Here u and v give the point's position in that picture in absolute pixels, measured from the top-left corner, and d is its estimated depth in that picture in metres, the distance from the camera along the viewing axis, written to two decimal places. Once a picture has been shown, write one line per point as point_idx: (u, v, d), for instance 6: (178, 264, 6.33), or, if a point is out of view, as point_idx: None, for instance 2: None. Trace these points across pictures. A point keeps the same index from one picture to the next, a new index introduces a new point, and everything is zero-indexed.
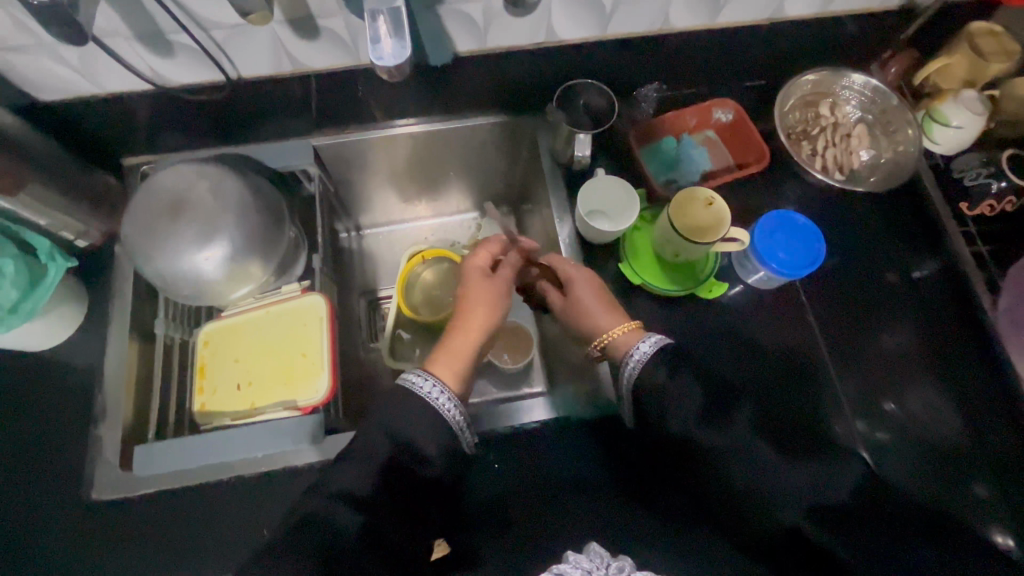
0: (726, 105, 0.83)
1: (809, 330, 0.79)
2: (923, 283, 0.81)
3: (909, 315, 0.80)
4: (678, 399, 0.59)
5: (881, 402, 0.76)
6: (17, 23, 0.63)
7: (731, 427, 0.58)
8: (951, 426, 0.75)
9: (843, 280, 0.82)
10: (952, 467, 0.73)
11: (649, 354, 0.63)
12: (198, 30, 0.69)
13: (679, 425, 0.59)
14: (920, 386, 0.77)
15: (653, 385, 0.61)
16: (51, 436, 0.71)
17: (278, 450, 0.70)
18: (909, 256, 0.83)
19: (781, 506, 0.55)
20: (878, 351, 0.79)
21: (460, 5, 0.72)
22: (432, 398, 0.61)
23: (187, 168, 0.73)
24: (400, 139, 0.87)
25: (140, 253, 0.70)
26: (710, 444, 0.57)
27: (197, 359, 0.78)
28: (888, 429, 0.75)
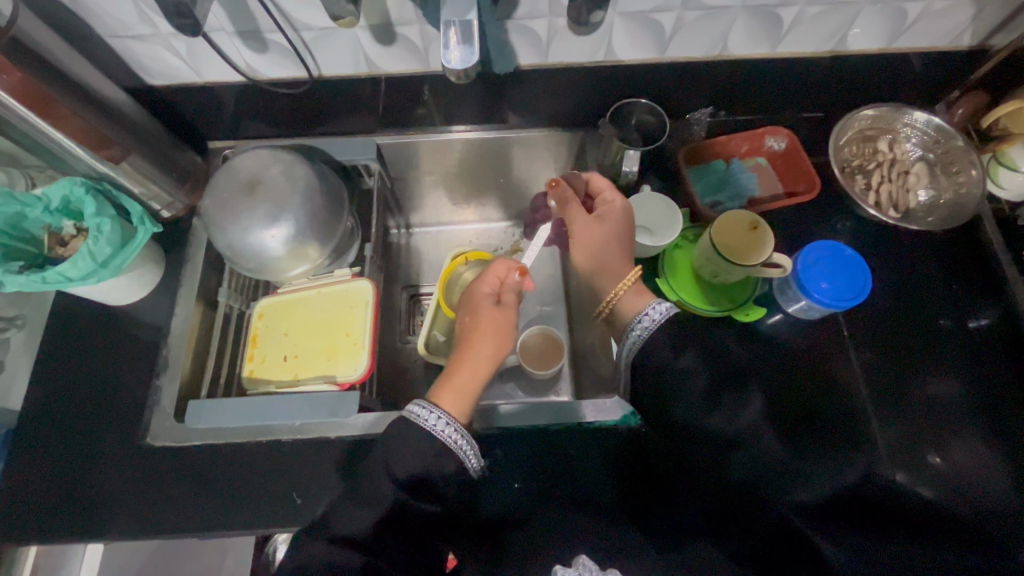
0: (780, 134, 0.84)
1: (852, 369, 0.76)
2: (979, 334, 0.78)
3: (958, 364, 0.77)
4: (684, 382, 0.61)
5: (925, 456, 0.72)
6: (140, 13, 0.71)
7: (736, 416, 0.60)
8: (999, 485, 0.70)
9: (891, 321, 0.80)
10: (1000, 523, 0.68)
11: (659, 320, 0.65)
12: (291, 30, 0.75)
13: (682, 409, 0.61)
14: (967, 440, 0.73)
15: (658, 361, 0.63)
16: (117, 382, 0.79)
17: (315, 421, 0.74)
18: (966, 305, 0.80)
19: (776, 494, 0.58)
20: (922, 396, 0.75)
21: (527, 20, 0.75)
22: (442, 433, 0.61)
23: (265, 153, 0.81)
24: (456, 144, 0.92)
25: (215, 225, 0.77)
26: (715, 429, 0.60)
27: (251, 329, 0.85)
28: (932, 483, 0.70)
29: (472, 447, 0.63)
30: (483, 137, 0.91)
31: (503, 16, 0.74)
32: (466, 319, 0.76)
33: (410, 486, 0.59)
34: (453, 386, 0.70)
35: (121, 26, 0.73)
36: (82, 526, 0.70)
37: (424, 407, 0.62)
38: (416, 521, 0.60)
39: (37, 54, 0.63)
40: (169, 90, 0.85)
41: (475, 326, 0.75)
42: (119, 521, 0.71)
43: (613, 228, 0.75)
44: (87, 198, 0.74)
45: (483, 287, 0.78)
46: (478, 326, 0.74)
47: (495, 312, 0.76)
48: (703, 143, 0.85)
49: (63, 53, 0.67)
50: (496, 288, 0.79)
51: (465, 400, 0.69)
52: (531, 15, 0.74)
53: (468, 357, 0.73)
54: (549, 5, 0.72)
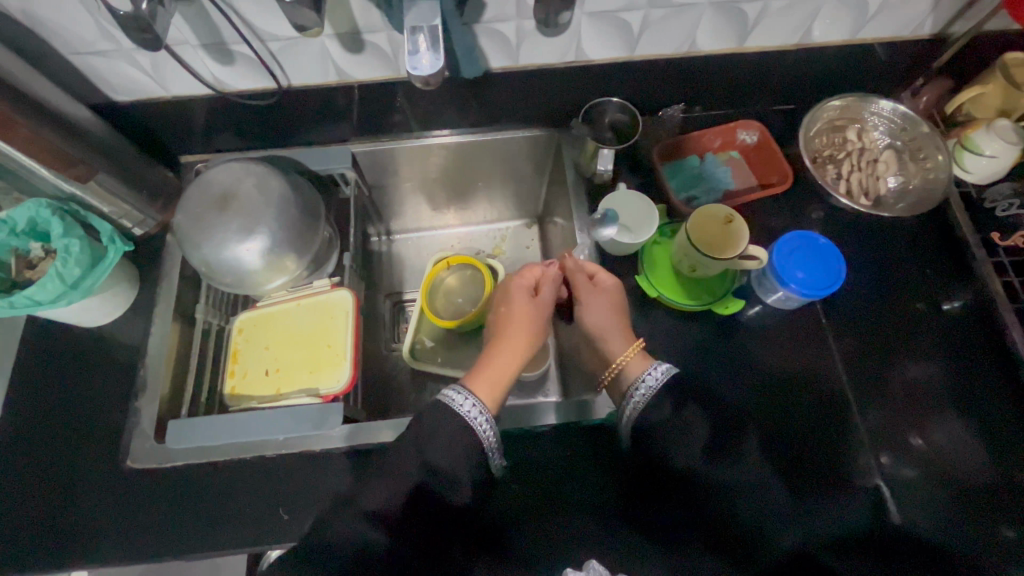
0: (752, 127, 0.85)
1: (831, 359, 0.78)
2: (952, 316, 0.80)
3: (936, 348, 0.78)
4: (684, 433, 0.63)
5: (906, 438, 0.73)
6: (101, 28, 0.70)
7: (737, 466, 0.62)
8: (980, 463, 0.72)
9: (867, 307, 0.81)
10: (979, 505, 0.70)
11: (658, 385, 0.66)
12: (256, 41, 0.73)
13: (685, 462, 0.63)
14: (946, 420, 0.74)
15: (656, 420, 0.64)
16: (95, 406, 0.77)
17: (299, 434, 0.73)
18: (939, 287, 0.82)
19: (780, 530, 0.61)
20: (903, 380, 0.77)
21: (495, 24, 0.74)
22: (470, 416, 0.64)
23: (237, 166, 0.80)
24: (437, 150, 0.93)
25: (189, 240, 0.76)
26: (716, 480, 0.62)
27: (232, 345, 0.84)
28: (914, 464, 0.72)
29: (496, 437, 0.65)
30: (461, 142, 0.91)
31: (471, 21, 0.73)
32: (501, 309, 0.79)
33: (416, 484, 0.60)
34: (488, 373, 0.72)
35: (82, 42, 0.72)
36: (64, 554, 0.69)
37: (458, 393, 0.65)
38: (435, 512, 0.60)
39: None
40: (134, 105, 0.83)
41: (509, 318, 0.78)
42: (102, 547, 0.69)
43: (619, 301, 0.77)
44: (53, 220, 0.72)
45: (520, 282, 0.80)
46: (511, 320, 0.77)
47: (529, 307, 0.78)
48: (676, 139, 0.86)
49: (22, 73, 0.66)
50: (532, 282, 0.81)
51: (498, 389, 0.71)
52: (499, 18, 0.73)
53: (501, 347, 0.75)
54: (517, 8, 0.72)
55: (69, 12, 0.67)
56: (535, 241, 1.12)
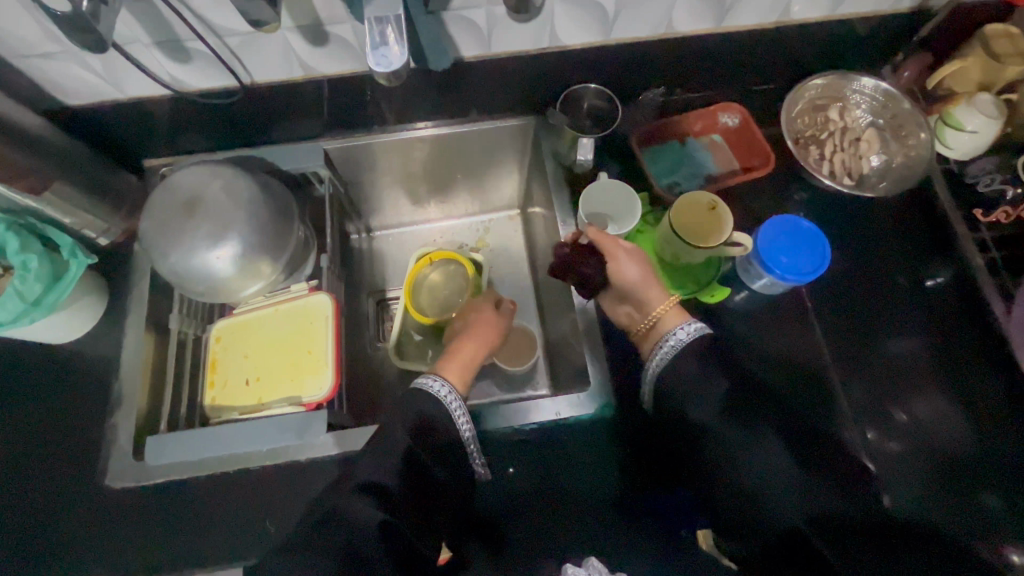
0: (733, 110, 0.83)
1: (817, 341, 0.78)
2: (934, 290, 0.80)
3: (918, 322, 0.79)
4: (702, 391, 0.61)
5: (891, 413, 0.74)
6: (44, 29, 0.65)
7: (752, 429, 0.58)
8: (962, 439, 0.73)
9: (850, 286, 0.81)
10: (960, 474, 0.71)
11: (688, 340, 0.64)
12: (212, 37, 0.68)
13: (700, 418, 0.61)
14: (930, 394, 0.75)
15: (678, 376, 0.63)
16: (70, 425, 0.74)
17: (283, 444, 0.72)
18: (921, 261, 0.82)
19: (777, 502, 0.57)
20: (887, 353, 0.77)
21: (464, 11, 0.71)
22: (444, 399, 0.67)
23: (202, 168, 0.76)
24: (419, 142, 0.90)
25: (156, 249, 0.73)
26: (726, 445, 0.59)
27: (209, 354, 0.82)
28: (900, 436, 0.73)
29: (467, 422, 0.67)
30: (440, 135, 0.89)
31: (440, 8, 0.70)
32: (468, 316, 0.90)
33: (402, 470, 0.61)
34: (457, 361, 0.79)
35: (24, 44, 0.67)
36: None
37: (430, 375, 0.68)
38: (431, 485, 0.62)
39: None
40: (85, 109, 0.78)
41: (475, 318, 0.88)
42: (86, 570, 0.68)
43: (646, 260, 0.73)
44: (8, 236, 0.68)
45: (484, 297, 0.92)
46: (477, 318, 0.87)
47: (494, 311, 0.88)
48: (658, 124, 0.84)
49: None
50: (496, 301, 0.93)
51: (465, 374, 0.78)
52: (468, 4, 0.70)
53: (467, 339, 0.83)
54: None
55: (8, 14, 0.62)
56: (519, 231, 1.10)
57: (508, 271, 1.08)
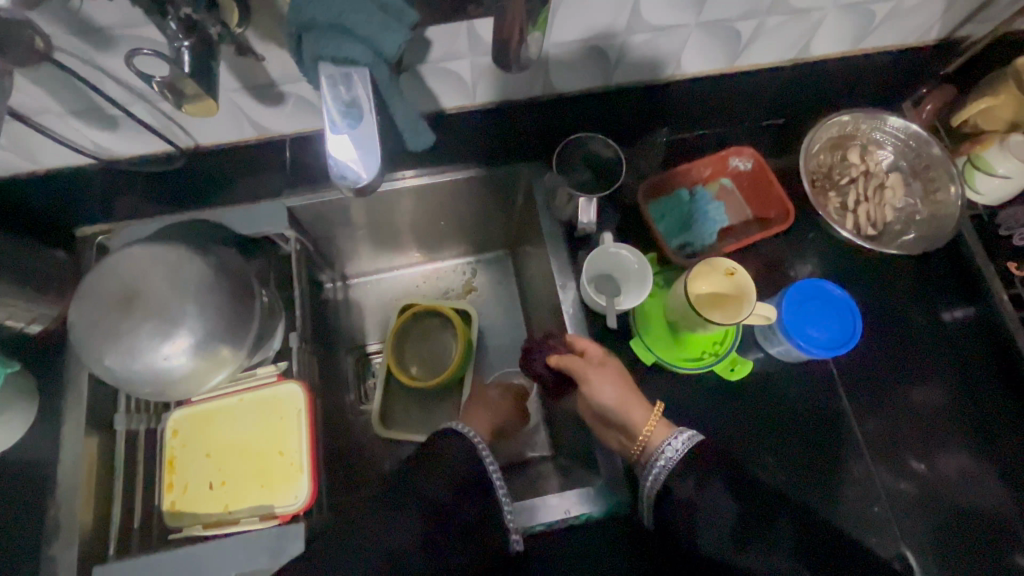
0: (745, 154, 0.74)
1: (836, 399, 0.72)
2: (955, 330, 0.75)
3: (944, 370, 0.74)
4: (711, 513, 0.58)
5: (907, 460, 0.70)
6: None
7: (767, 551, 0.56)
8: (991, 494, 0.68)
9: (871, 332, 0.76)
10: (994, 533, 0.67)
11: (679, 457, 0.61)
12: (142, 103, 0.57)
13: (711, 543, 0.57)
14: (954, 449, 0.70)
15: (681, 499, 0.59)
16: (1, 552, 0.64)
17: (255, 567, 0.62)
18: (941, 299, 0.76)
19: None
20: (909, 406, 0.72)
21: (444, 63, 0.61)
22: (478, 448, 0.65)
23: (140, 248, 0.65)
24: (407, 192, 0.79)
25: (90, 351, 0.62)
26: (747, 568, 0.56)
27: (167, 450, 0.72)
28: (915, 483, 0.69)
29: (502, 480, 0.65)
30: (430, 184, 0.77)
31: (415, 61, 0.59)
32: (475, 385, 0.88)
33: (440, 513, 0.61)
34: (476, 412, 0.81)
35: None
36: None
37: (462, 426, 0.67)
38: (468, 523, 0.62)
39: None
40: None
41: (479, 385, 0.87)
42: None
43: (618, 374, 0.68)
44: None
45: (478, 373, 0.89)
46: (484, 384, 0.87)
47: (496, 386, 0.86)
48: (664, 173, 0.75)
49: None
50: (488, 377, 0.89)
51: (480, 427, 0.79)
52: (448, 56, 0.60)
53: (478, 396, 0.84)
54: (470, 44, 0.58)
55: None
56: (511, 274, 1.01)
57: (500, 320, 0.99)
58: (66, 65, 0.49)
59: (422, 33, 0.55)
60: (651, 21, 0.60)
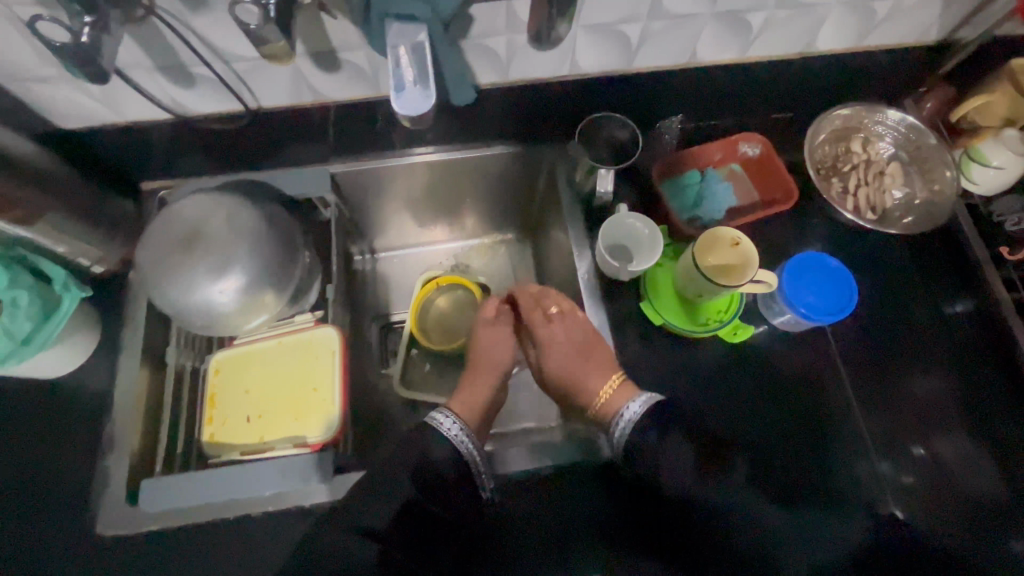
0: (753, 140, 0.81)
1: (835, 376, 0.76)
2: (957, 322, 0.79)
3: (941, 359, 0.77)
4: (672, 458, 0.60)
5: (908, 447, 0.73)
6: (39, 54, 0.61)
7: (725, 486, 0.59)
8: (987, 480, 0.71)
9: (871, 316, 0.79)
10: (989, 514, 0.69)
11: (639, 416, 0.63)
12: (219, 63, 0.65)
13: (675, 484, 0.59)
14: (953, 435, 0.73)
15: (646, 446, 0.61)
16: (59, 465, 0.71)
17: (285, 489, 0.68)
18: (941, 294, 0.80)
19: (785, 554, 0.60)
20: (912, 396, 0.75)
21: (483, 39, 0.68)
22: (456, 439, 0.65)
23: (203, 198, 0.73)
24: (419, 168, 0.87)
25: (154, 283, 0.70)
26: (709, 501, 0.59)
27: (208, 388, 0.78)
28: (914, 473, 0.72)
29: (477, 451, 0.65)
30: (444, 159, 0.85)
31: (458, 37, 0.67)
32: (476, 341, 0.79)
33: (384, 526, 0.60)
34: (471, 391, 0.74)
35: (19, 69, 0.63)
36: None
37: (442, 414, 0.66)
38: (430, 522, 0.62)
39: None
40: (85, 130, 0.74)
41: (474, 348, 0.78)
42: None
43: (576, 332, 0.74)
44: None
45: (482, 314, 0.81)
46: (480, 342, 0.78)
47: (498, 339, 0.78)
48: (677, 154, 0.82)
49: None
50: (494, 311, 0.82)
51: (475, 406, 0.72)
52: (487, 33, 0.67)
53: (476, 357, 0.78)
54: (507, 22, 0.66)
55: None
56: (529, 255, 1.07)
57: None
58: (165, 20, 0.58)
59: (467, 10, 0.63)
60: (670, 8, 0.67)
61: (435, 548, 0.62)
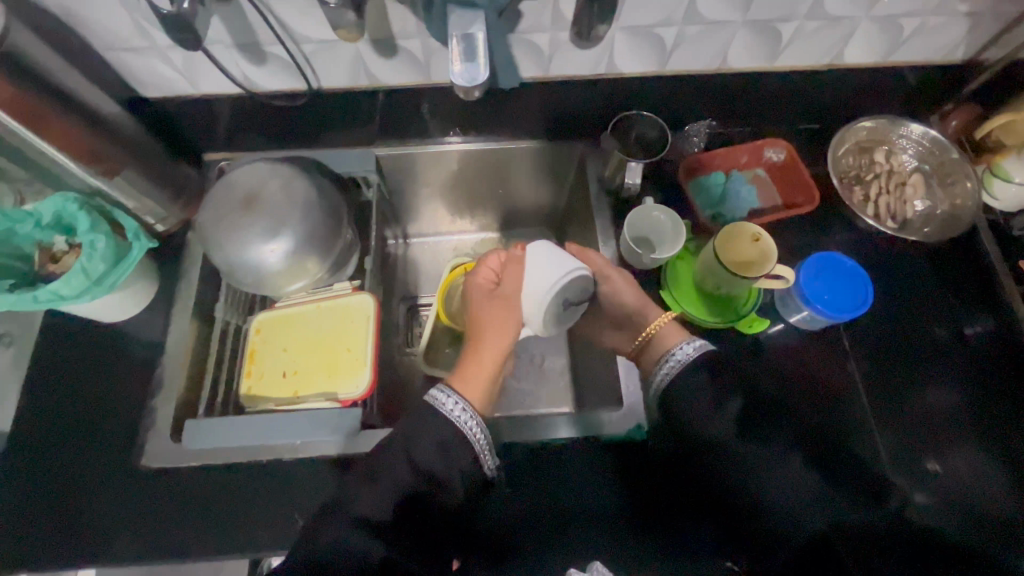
0: (779, 145, 0.85)
1: (853, 384, 0.77)
2: (977, 342, 0.79)
3: (959, 376, 0.77)
4: (714, 406, 0.64)
5: (923, 462, 0.72)
6: (136, 26, 0.69)
7: (767, 440, 0.62)
8: (1000, 490, 0.71)
9: (891, 325, 0.81)
10: (1009, 532, 0.69)
11: (690, 358, 0.67)
12: (291, 43, 0.73)
13: (712, 432, 0.63)
14: (966, 450, 0.73)
15: (688, 386, 0.66)
16: (112, 402, 0.77)
17: (316, 438, 0.73)
18: (963, 313, 0.81)
19: (813, 518, 0.59)
20: (926, 408, 0.76)
21: (529, 34, 0.74)
22: (458, 419, 0.64)
23: (262, 167, 0.80)
24: (449, 156, 0.92)
25: (213, 240, 0.76)
26: (744, 453, 0.61)
27: (249, 345, 0.83)
28: (932, 491, 0.71)
29: (485, 438, 0.65)
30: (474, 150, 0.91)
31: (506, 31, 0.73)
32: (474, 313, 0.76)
33: (386, 521, 0.59)
34: (478, 371, 0.71)
35: (116, 39, 0.71)
36: (77, 551, 0.68)
37: (446, 395, 0.65)
38: (432, 521, 0.62)
39: (30, 69, 0.60)
40: (161, 101, 0.82)
41: (476, 319, 0.75)
42: (114, 546, 0.69)
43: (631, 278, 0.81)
44: (80, 215, 0.71)
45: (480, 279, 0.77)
46: (481, 315, 0.75)
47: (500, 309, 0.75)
48: (704, 154, 0.85)
49: (52, 64, 0.63)
50: (493, 277, 0.78)
51: (484, 386, 0.71)
52: (533, 29, 0.73)
53: (480, 329, 0.75)
54: (553, 18, 0.72)
55: (105, 6, 0.66)
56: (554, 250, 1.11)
57: None
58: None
59: (518, 6, 0.69)
60: (704, 14, 0.72)
61: (436, 536, 0.62)
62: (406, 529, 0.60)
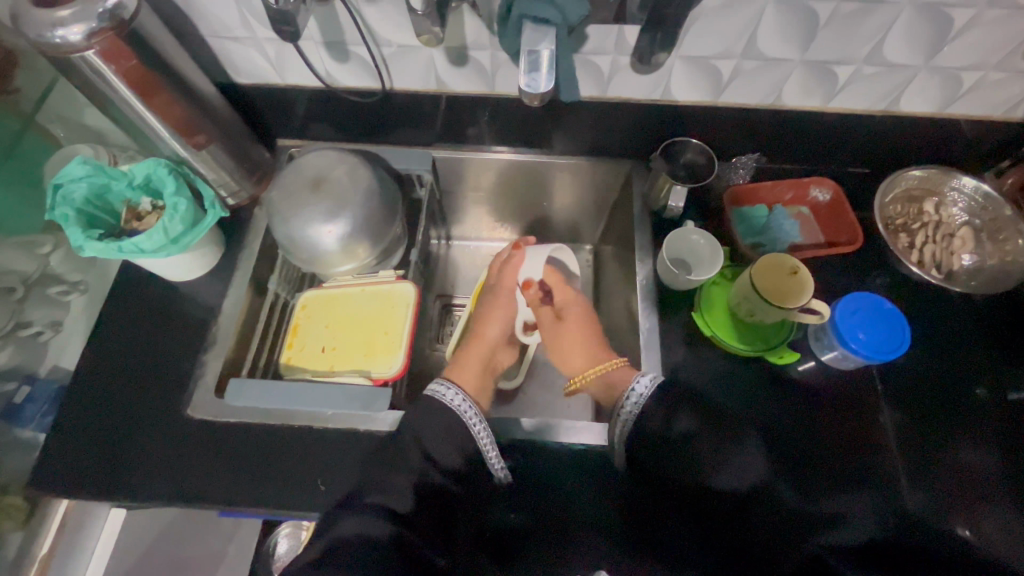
0: (826, 186, 0.86)
1: (881, 436, 0.74)
2: (1019, 408, 0.76)
3: (997, 438, 0.75)
4: (684, 436, 0.65)
5: (954, 523, 0.69)
6: (242, 17, 0.77)
7: (743, 466, 0.63)
8: None
9: (927, 382, 0.79)
10: None
11: (648, 392, 0.69)
12: (373, 45, 0.80)
13: (684, 463, 0.64)
14: (1000, 512, 0.70)
15: (651, 425, 0.67)
16: (168, 353, 0.83)
17: (348, 412, 0.77)
18: (1007, 376, 0.78)
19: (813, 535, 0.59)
20: (957, 465, 0.73)
21: (592, 55, 0.79)
22: (456, 405, 0.69)
23: (331, 154, 0.86)
24: (494, 163, 0.97)
25: (279, 215, 0.82)
26: (726, 481, 0.62)
27: (294, 319, 0.88)
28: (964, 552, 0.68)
29: (492, 442, 0.69)
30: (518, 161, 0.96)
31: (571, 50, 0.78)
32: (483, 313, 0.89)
33: (407, 511, 0.60)
34: (474, 363, 0.81)
35: (222, 28, 0.79)
36: (118, 484, 0.74)
37: (444, 384, 0.70)
38: (452, 512, 0.63)
39: (149, 45, 0.68)
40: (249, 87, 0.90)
41: (479, 318, 0.88)
42: (152, 484, 0.74)
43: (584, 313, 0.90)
44: (168, 179, 0.79)
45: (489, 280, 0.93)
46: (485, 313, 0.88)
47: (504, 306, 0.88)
48: (747, 187, 0.88)
49: (168, 45, 0.72)
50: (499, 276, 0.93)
51: (479, 376, 0.80)
52: (596, 50, 0.78)
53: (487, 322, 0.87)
54: (616, 42, 0.76)
55: None
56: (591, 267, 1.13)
57: None
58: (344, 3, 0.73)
59: (584, 28, 0.74)
60: (763, 51, 0.75)
61: (452, 528, 0.63)
62: (426, 519, 0.61)
